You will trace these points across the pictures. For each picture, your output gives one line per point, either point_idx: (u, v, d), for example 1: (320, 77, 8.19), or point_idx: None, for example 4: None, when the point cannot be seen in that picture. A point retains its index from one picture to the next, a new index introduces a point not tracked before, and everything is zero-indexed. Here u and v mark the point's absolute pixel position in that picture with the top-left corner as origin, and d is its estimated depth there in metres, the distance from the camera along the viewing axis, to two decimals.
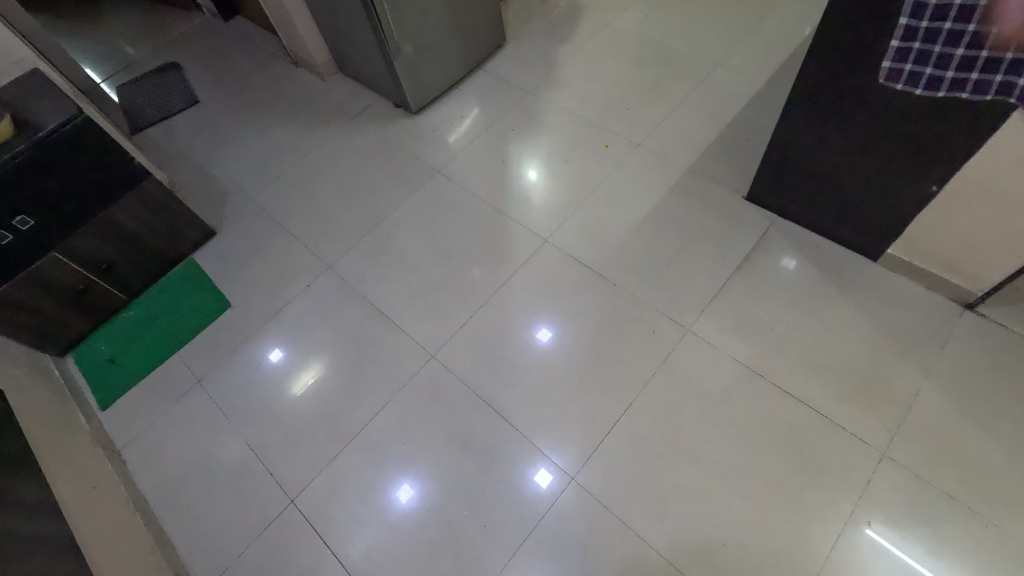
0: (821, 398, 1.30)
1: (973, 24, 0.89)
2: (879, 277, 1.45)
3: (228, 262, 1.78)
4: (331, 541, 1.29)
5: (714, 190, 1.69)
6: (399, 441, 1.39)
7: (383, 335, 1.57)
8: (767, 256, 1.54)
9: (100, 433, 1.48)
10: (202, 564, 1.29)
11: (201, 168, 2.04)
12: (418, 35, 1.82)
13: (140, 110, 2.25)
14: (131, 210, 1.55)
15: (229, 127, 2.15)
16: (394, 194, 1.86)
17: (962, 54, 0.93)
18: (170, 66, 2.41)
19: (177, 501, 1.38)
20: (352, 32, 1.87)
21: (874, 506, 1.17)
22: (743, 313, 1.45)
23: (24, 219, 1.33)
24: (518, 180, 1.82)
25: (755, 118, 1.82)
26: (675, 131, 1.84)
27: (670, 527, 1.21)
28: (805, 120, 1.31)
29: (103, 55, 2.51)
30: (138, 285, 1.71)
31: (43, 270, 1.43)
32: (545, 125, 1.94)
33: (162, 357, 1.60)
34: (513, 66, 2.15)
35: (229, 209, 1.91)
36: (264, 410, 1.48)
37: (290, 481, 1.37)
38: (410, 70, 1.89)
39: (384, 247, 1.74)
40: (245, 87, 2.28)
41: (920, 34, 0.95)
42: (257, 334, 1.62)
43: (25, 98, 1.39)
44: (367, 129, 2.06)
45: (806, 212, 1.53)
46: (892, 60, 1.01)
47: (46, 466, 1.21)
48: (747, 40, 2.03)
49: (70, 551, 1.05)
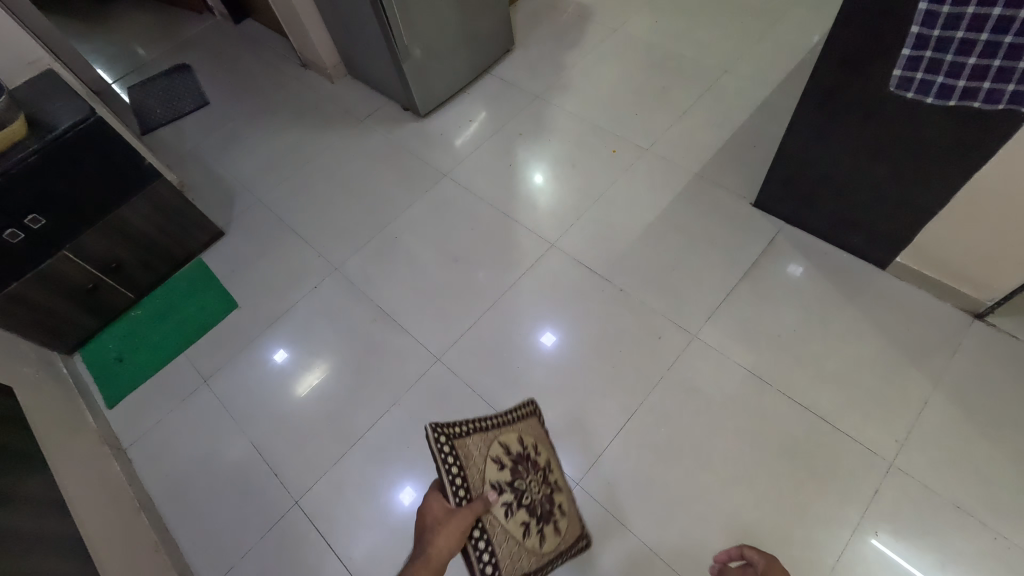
0: (827, 406, 1.30)
1: (987, 34, 0.87)
2: (888, 285, 1.45)
3: (236, 262, 1.79)
4: (334, 541, 1.29)
5: (721, 196, 1.69)
6: (403, 443, 1.39)
7: (389, 337, 1.57)
8: (774, 263, 1.53)
9: (107, 431, 1.48)
10: (206, 564, 1.30)
11: (210, 169, 2.05)
12: (428, 38, 1.83)
13: (151, 110, 2.27)
14: (141, 209, 1.56)
15: (238, 128, 2.16)
16: (402, 197, 1.87)
17: (974, 63, 0.91)
18: (181, 67, 2.43)
19: (182, 501, 1.38)
20: (362, 36, 1.88)
21: (880, 516, 1.16)
22: (750, 320, 1.45)
23: (35, 218, 1.34)
24: (525, 184, 1.82)
25: (763, 125, 1.82)
26: (683, 136, 1.84)
27: (674, 535, 1.20)
28: (815, 128, 1.31)
29: (115, 56, 2.53)
30: (146, 284, 1.72)
31: (52, 269, 1.44)
32: (552, 130, 1.94)
33: (169, 356, 1.61)
34: (521, 70, 2.15)
35: (238, 210, 1.92)
36: (269, 411, 1.49)
37: (294, 482, 1.38)
38: (420, 74, 1.90)
39: (391, 249, 1.75)
40: (255, 89, 2.29)
41: (931, 43, 0.93)
42: (263, 334, 1.62)
43: (38, 99, 1.41)
44: (375, 131, 2.07)
45: (814, 219, 1.52)
46: (903, 68, 0.98)
47: (54, 463, 1.21)
48: (756, 47, 2.03)
49: (75, 548, 1.05)
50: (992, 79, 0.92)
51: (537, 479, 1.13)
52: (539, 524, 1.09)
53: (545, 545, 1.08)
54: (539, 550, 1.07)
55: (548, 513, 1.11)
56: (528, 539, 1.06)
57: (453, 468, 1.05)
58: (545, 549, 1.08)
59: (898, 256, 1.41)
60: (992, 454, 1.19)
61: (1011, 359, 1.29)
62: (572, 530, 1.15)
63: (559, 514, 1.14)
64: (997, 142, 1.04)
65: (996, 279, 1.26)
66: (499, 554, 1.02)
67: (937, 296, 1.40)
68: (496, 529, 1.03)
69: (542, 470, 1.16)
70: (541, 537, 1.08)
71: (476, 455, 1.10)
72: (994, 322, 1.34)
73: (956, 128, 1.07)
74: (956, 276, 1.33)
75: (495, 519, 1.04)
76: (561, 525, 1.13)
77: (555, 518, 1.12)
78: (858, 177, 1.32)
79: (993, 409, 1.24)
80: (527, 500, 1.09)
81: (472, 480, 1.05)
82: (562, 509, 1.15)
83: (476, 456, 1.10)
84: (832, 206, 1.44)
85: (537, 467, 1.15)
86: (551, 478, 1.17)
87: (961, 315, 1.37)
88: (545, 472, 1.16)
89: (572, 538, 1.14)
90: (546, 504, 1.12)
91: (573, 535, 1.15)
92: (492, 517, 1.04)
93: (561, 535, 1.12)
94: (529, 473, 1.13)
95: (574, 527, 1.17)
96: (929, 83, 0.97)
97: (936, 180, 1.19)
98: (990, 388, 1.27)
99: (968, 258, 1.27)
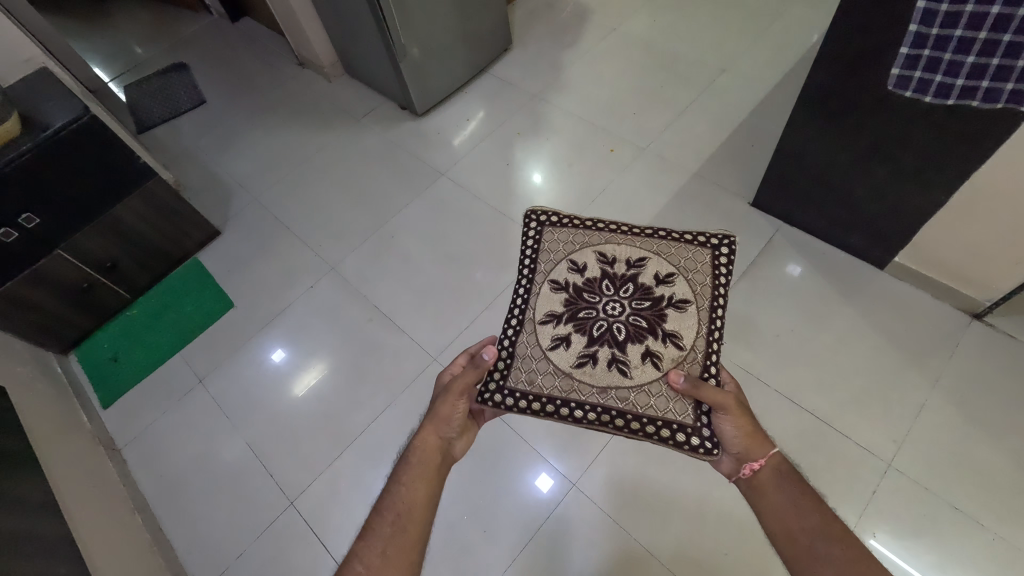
0: (826, 407, 1.29)
1: (986, 32, 0.87)
2: (886, 286, 1.44)
3: (233, 262, 1.78)
4: (330, 541, 1.28)
5: (720, 196, 1.68)
6: (400, 443, 1.39)
7: (387, 338, 1.56)
8: (773, 263, 1.53)
9: (102, 431, 1.48)
10: (202, 564, 1.29)
11: (206, 168, 2.04)
12: (425, 37, 1.82)
13: (147, 109, 2.26)
14: (136, 208, 1.55)
15: (235, 127, 2.15)
16: (399, 196, 1.86)
17: (973, 61, 0.90)
18: (178, 66, 2.42)
19: (177, 501, 1.37)
20: (359, 34, 1.87)
21: (878, 517, 1.15)
22: (749, 320, 1.44)
23: (29, 217, 1.33)
24: (523, 183, 1.82)
25: (761, 125, 1.81)
26: (681, 136, 1.84)
27: (672, 535, 1.20)
28: (813, 127, 1.30)
29: (112, 55, 2.52)
30: (142, 284, 1.71)
31: (47, 269, 1.43)
32: (551, 129, 1.94)
33: (164, 356, 1.61)
34: (519, 69, 2.15)
35: (234, 209, 1.92)
36: (266, 410, 1.48)
37: (290, 482, 1.37)
38: (417, 72, 1.89)
39: (388, 249, 1.74)
40: (251, 88, 2.28)
41: (929, 41, 0.92)
42: (259, 333, 1.62)
43: (32, 98, 1.40)
44: (373, 131, 2.06)
45: (812, 219, 1.52)
46: (901, 67, 0.97)
47: (47, 462, 1.20)
48: (755, 46, 2.03)
49: (67, 549, 1.04)
50: (990, 78, 0.91)
51: (613, 301, 1.10)
52: (659, 328, 1.06)
53: (684, 338, 1.05)
54: (687, 334, 1.05)
55: (654, 308, 1.08)
56: (668, 344, 1.05)
57: (530, 402, 1.03)
58: (687, 338, 1.05)
59: (897, 256, 1.40)
60: (991, 454, 1.18)
61: (1009, 359, 1.29)
62: (695, 258, 1.16)
63: (661, 278, 1.13)
64: (996, 141, 1.04)
65: (994, 279, 1.25)
66: (659, 400, 1.01)
67: (935, 296, 1.40)
68: (633, 380, 1.02)
69: (601, 285, 1.13)
70: (675, 333, 1.06)
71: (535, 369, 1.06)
72: (992, 323, 1.33)
73: (955, 128, 1.07)
74: (954, 276, 1.33)
75: (621, 382, 1.02)
76: (681, 285, 1.11)
77: (674, 295, 1.10)
78: (856, 176, 1.32)
79: (991, 409, 1.23)
80: (624, 328, 1.06)
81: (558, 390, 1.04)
82: (663, 272, 1.13)
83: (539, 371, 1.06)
84: (830, 206, 1.44)
85: (594, 292, 1.11)
86: (633, 274, 1.13)
87: (960, 315, 1.37)
88: (606, 281, 1.12)
89: (707, 262, 1.15)
90: (640, 317, 1.07)
91: (702, 259, 1.16)
92: (617, 386, 1.02)
93: (690, 292, 1.10)
94: (592, 311, 1.09)
95: (690, 251, 1.17)
96: (928, 82, 0.96)
97: (935, 180, 1.18)
98: (988, 389, 1.26)
99: (967, 257, 1.27)
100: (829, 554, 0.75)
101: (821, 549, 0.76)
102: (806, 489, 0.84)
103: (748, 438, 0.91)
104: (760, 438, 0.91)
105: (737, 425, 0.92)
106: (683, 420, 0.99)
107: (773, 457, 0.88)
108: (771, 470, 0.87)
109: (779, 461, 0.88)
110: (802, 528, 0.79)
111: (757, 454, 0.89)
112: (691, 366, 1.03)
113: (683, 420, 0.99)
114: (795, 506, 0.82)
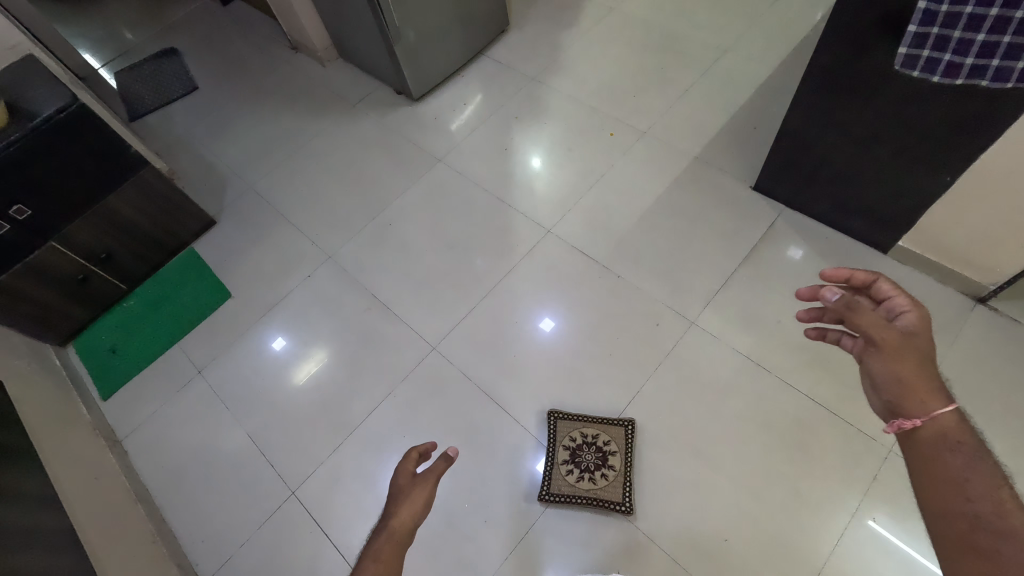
0: (829, 394, 1.28)
1: (998, 8, 0.84)
2: (888, 269, 1.42)
3: (228, 252, 1.76)
4: (333, 531, 1.29)
5: (722, 180, 1.66)
6: (399, 433, 1.38)
7: (386, 327, 1.55)
8: (775, 248, 1.51)
9: (101, 422, 1.48)
10: (205, 555, 1.30)
11: (200, 156, 2.02)
12: (421, 18, 1.77)
13: (138, 96, 2.22)
14: (130, 199, 1.53)
15: (228, 114, 2.12)
16: (395, 184, 1.83)
17: (983, 40, 0.88)
18: (169, 51, 2.37)
19: (178, 493, 1.38)
20: (354, 16, 1.82)
21: (879, 501, 1.16)
22: (751, 306, 1.43)
23: (20, 209, 1.31)
24: (521, 168, 1.79)
25: (764, 106, 1.78)
26: (682, 119, 1.80)
27: (672, 524, 1.20)
28: (818, 110, 1.27)
29: (101, 40, 2.47)
30: (138, 275, 1.70)
31: (39, 261, 1.41)
32: (549, 113, 1.90)
33: (162, 348, 1.60)
34: (517, 51, 2.11)
35: (229, 199, 1.89)
36: (266, 403, 1.47)
37: (291, 472, 1.37)
38: (413, 55, 1.85)
39: (386, 238, 1.72)
40: (244, 73, 2.24)
41: (939, 18, 0.88)
42: (257, 325, 1.61)
43: (17, 87, 1.36)
44: (368, 116, 2.03)
45: (816, 202, 1.49)
46: (909, 46, 0.94)
47: (46, 455, 1.20)
48: (757, 25, 1.98)
49: (68, 542, 1.04)
50: (1001, 56, 0.88)
51: (562, 445, 1.31)
52: (603, 461, 1.27)
53: (616, 464, 1.27)
54: (607, 481, 1.25)
55: (600, 449, 1.29)
56: (608, 470, 1.26)
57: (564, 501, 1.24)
58: (618, 462, 1.27)
59: (901, 239, 1.38)
60: (990, 438, 1.18)
61: (1012, 343, 1.28)
62: (620, 434, 1.31)
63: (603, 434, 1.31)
64: (1004, 124, 1.01)
65: (999, 262, 1.24)
66: (608, 490, 1.24)
67: (938, 280, 1.38)
68: (599, 487, 1.25)
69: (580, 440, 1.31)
70: (613, 462, 1.27)
71: (564, 487, 1.26)
72: (995, 306, 1.32)
73: (964, 109, 1.04)
74: (959, 260, 1.31)
75: (593, 487, 1.25)
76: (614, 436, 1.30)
77: (604, 454, 1.28)
78: (861, 159, 1.30)
79: (993, 393, 1.23)
80: (590, 462, 1.28)
81: (575, 495, 1.24)
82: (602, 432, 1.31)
83: (565, 488, 1.26)
84: (832, 189, 1.42)
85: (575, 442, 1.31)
86: (578, 438, 1.31)
87: (963, 299, 1.35)
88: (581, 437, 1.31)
89: (624, 444, 1.29)
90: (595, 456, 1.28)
91: (620, 438, 1.30)
92: (593, 490, 1.24)
93: (613, 455, 1.28)
94: (576, 451, 1.30)
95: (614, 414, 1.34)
96: (935, 61, 0.93)
97: (940, 163, 1.16)
98: (989, 374, 1.25)
99: (971, 241, 1.25)
100: (1004, 550, 0.58)
101: (989, 544, 0.59)
102: (989, 467, 0.64)
103: (905, 386, 0.72)
104: (929, 389, 0.71)
105: (893, 369, 0.74)
106: (617, 500, 1.23)
107: (942, 417, 0.68)
108: (934, 433, 0.68)
109: (949, 425, 0.68)
110: (962, 511, 0.62)
111: (913, 409, 0.70)
112: (852, 302, 0.79)
113: (616, 500, 1.23)
114: (963, 484, 0.63)
